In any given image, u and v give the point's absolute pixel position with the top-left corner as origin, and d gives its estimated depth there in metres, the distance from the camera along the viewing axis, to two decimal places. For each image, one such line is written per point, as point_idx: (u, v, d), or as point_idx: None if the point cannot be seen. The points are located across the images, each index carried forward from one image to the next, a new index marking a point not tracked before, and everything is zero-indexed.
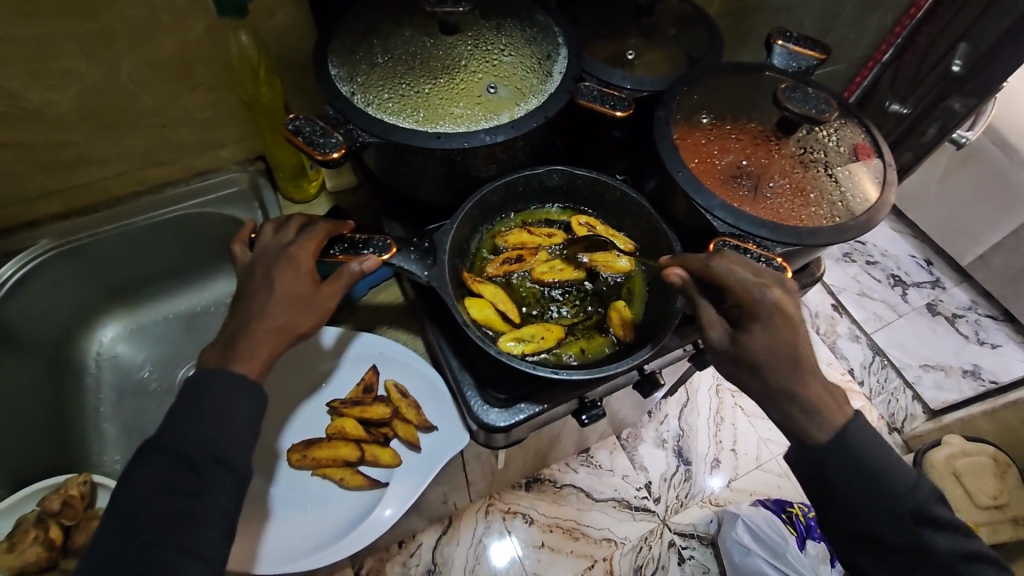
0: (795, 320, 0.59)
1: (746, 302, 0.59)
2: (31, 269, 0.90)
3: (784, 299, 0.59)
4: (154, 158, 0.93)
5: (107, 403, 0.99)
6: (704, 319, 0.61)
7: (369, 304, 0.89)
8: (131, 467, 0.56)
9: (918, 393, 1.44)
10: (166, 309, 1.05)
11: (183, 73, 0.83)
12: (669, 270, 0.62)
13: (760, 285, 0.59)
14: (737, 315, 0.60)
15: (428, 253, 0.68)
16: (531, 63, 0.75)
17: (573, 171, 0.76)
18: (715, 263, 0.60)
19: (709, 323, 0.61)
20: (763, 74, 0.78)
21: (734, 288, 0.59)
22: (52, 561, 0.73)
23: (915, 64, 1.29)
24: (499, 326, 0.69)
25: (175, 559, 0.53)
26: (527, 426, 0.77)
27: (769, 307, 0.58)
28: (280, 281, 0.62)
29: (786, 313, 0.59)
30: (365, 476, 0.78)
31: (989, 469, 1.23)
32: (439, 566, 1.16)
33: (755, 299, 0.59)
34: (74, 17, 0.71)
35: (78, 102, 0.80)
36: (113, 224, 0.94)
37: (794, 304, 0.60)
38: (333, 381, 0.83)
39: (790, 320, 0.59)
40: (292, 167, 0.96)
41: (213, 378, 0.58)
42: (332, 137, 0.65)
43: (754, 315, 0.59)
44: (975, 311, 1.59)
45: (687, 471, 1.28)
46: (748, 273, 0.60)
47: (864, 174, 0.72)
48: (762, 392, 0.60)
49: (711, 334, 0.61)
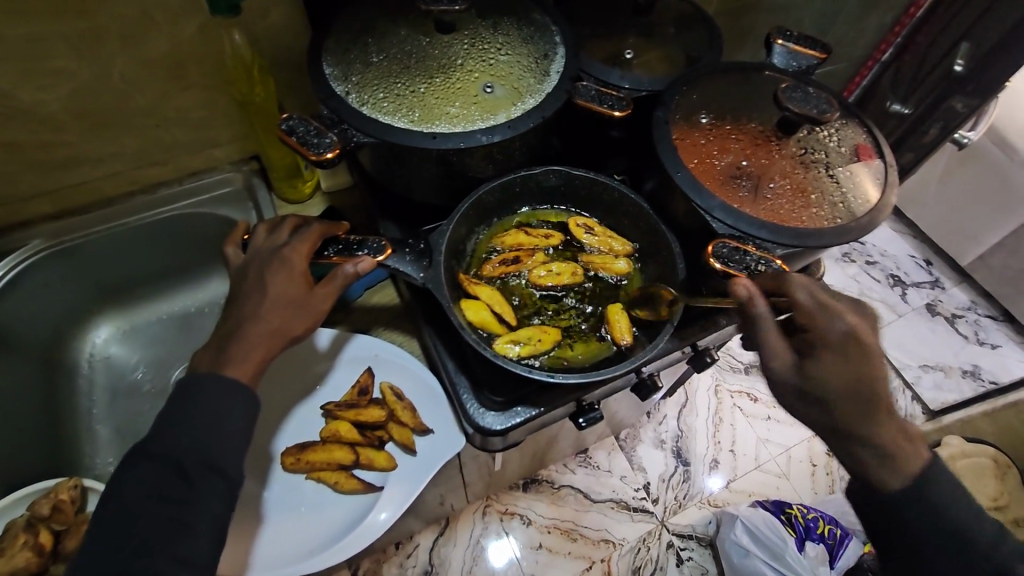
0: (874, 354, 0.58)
1: (817, 326, 0.59)
2: (22, 270, 0.89)
3: (859, 326, 0.59)
4: (147, 158, 0.92)
5: (100, 405, 0.98)
6: (769, 344, 0.58)
7: (365, 305, 0.88)
8: (122, 473, 0.55)
9: (918, 394, 1.43)
10: (159, 310, 1.04)
11: (176, 72, 0.82)
12: (737, 279, 0.59)
13: (833, 313, 0.58)
14: (805, 343, 0.59)
15: (423, 254, 0.67)
16: (528, 62, 0.74)
17: (570, 172, 0.75)
18: (790, 284, 0.60)
19: (773, 349, 0.58)
20: (763, 73, 0.77)
21: (807, 308, 0.59)
22: (42, 566, 0.72)
23: (916, 64, 1.28)
24: (496, 328, 0.69)
25: (166, 567, 0.52)
26: (525, 430, 0.76)
27: (844, 335, 0.58)
28: (273, 284, 0.61)
29: (863, 344, 0.58)
30: (360, 480, 0.77)
31: (990, 471, 1.22)
32: (437, 567, 1.15)
33: (829, 324, 0.58)
34: (64, 16, 0.70)
35: (69, 102, 0.79)
36: (106, 224, 0.93)
37: (871, 335, 0.59)
38: (328, 384, 0.82)
39: (866, 351, 0.57)
40: (287, 167, 0.95)
41: (205, 383, 0.57)
42: (326, 137, 0.64)
43: (825, 340, 0.58)
44: (975, 311, 1.59)
45: (686, 472, 1.28)
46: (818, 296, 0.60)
47: (865, 175, 0.71)
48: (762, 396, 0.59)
49: (774, 361, 0.58)
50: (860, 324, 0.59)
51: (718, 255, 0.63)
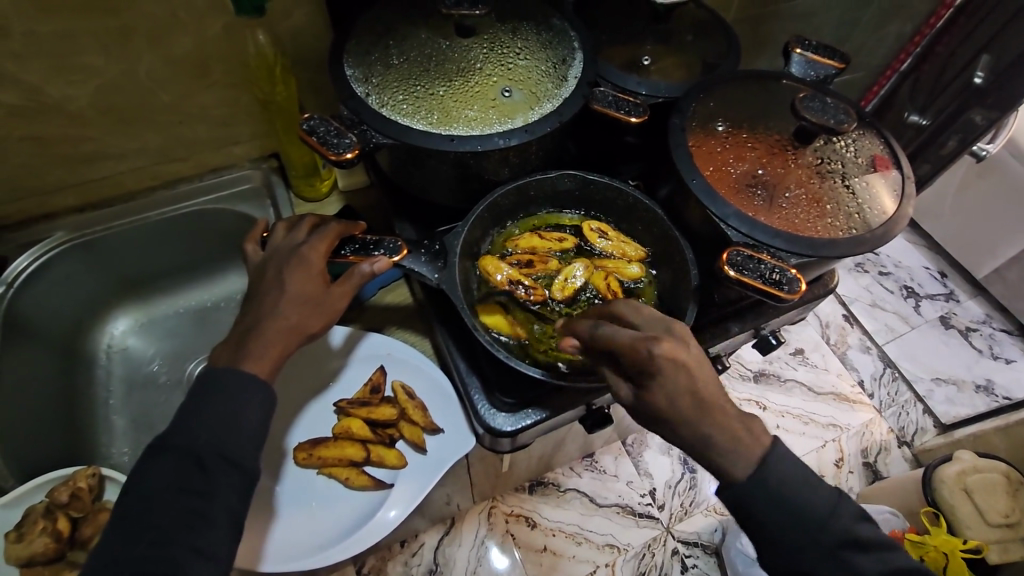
0: (694, 365, 0.53)
1: (635, 358, 0.53)
2: (44, 262, 0.91)
3: (675, 350, 0.53)
4: (170, 154, 0.94)
5: (117, 396, 0.99)
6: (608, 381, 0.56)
7: (378, 305, 0.89)
8: (143, 463, 0.56)
9: (929, 407, 1.42)
10: (177, 304, 1.06)
11: (199, 70, 0.83)
12: (565, 339, 0.60)
13: (646, 339, 0.53)
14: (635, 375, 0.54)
15: (439, 255, 0.68)
16: (546, 67, 0.75)
17: (585, 177, 0.76)
18: (597, 327, 0.56)
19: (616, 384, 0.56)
20: (781, 82, 0.77)
21: (619, 347, 0.54)
22: (59, 553, 0.74)
23: (935, 75, 1.28)
24: (515, 332, 0.71)
25: (184, 557, 0.53)
26: (534, 432, 0.77)
27: (658, 361, 0.52)
28: (292, 281, 0.62)
29: (684, 364, 0.52)
30: (371, 476, 0.78)
31: (1001, 487, 1.15)
32: (441, 566, 1.16)
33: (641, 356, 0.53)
34: (96, 14, 0.72)
35: (96, 97, 0.81)
36: (127, 219, 0.95)
37: (686, 350, 0.53)
38: (341, 381, 0.83)
39: (688, 370, 0.52)
40: (305, 166, 0.96)
41: (225, 377, 0.58)
42: (346, 138, 0.65)
43: (647, 373, 0.53)
44: (989, 325, 1.57)
45: (692, 479, 1.27)
46: (632, 329, 0.55)
47: (881, 186, 0.71)
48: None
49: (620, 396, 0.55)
50: (677, 344, 0.53)
51: (732, 262, 0.63)
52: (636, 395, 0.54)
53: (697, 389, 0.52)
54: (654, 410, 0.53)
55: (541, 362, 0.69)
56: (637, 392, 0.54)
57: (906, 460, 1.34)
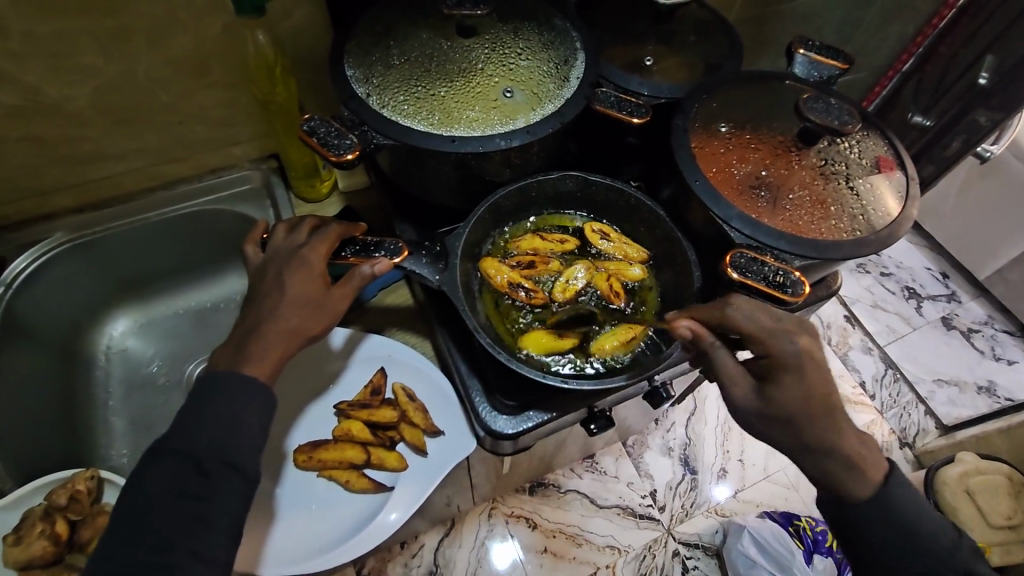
0: (823, 366, 0.60)
1: (774, 350, 0.60)
2: (43, 263, 0.90)
3: (810, 347, 0.60)
4: (169, 154, 0.93)
5: (116, 398, 0.99)
6: (724, 372, 0.60)
7: (378, 306, 0.89)
8: (142, 467, 0.56)
9: (931, 409, 1.42)
10: (176, 305, 1.05)
11: (198, 70, 0.83)
12: (677, 321, 0.62)
13: (785, 334, 0.60)
14: (763, 369, 0.61)
15: (439, 257, 0.68)
16: (548, 68, 0.75)
17: (587, 178, 0.76)
18: (730, 310, 0.61)
19: (732, 377, 0.60)
20: (784, 83, 0.77)
21: (758, 337, 0.60)
22: (57, 556, 0.73)
23: (938, 76, 1.27)
24: (568, 343, 0.70)
25: (183, 562, 0.52)
26: (535, 435, 0.76)
27: (797, 355, 0.59)
28: (291, 283, 0.62)
29: (815, 361, 0.60)
30: (371, 479, 0.77)
31: (1004, 488, 1.15)
32: (441, 568, 1.15)
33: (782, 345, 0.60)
34: (94, 14, 0.71)
35: (94, 98, 0.80)
36: (126, 219, 0.95)
37: (819, 350, 0.61)
38: (341, 383, 0.82)
39: (818, 366, 0.60)
40: (305, 166, 0.96)
41: (225, 380, 0.58)
42: (347, 139, 0.65)
43: (782, 364, 0.59)
44: (991, 326, 1.57)
45: (693, 481, 1.27)
46: (767, 321, 0.61)
47: (886, 187, 0.71)
48: (761, 416, 0.58)
49: (734, 391, 0.60)
50: (811, 343, 0.61)
51: (735, 264, 0.63)
52: (758, 389, 0.59)
53: (828, 388, 0.59)
54: (780, 404, 0.58)
55: (613, 364, 0.70)
56: (764, 388, 0.59)
57: (908, 461, 1.33)
